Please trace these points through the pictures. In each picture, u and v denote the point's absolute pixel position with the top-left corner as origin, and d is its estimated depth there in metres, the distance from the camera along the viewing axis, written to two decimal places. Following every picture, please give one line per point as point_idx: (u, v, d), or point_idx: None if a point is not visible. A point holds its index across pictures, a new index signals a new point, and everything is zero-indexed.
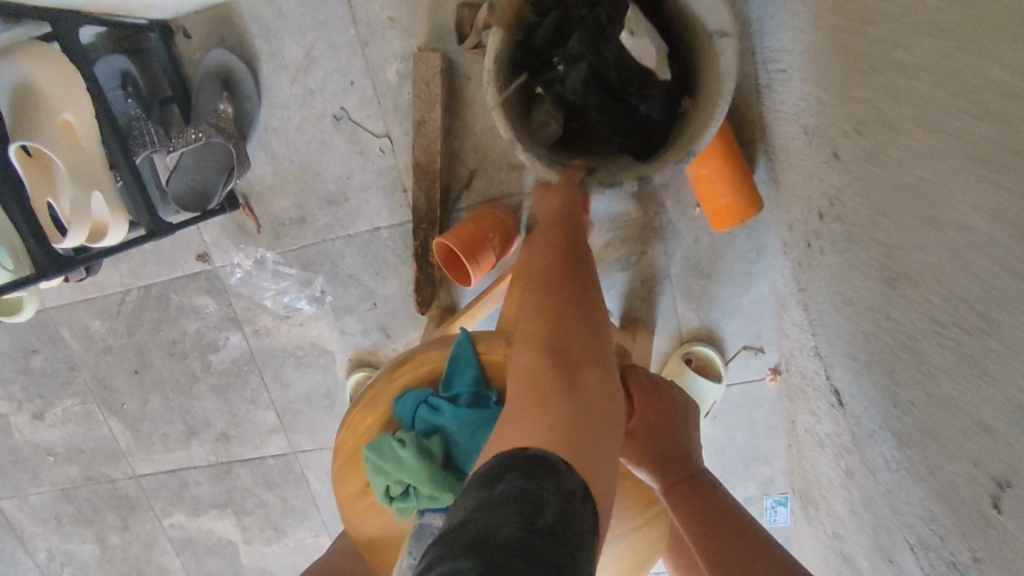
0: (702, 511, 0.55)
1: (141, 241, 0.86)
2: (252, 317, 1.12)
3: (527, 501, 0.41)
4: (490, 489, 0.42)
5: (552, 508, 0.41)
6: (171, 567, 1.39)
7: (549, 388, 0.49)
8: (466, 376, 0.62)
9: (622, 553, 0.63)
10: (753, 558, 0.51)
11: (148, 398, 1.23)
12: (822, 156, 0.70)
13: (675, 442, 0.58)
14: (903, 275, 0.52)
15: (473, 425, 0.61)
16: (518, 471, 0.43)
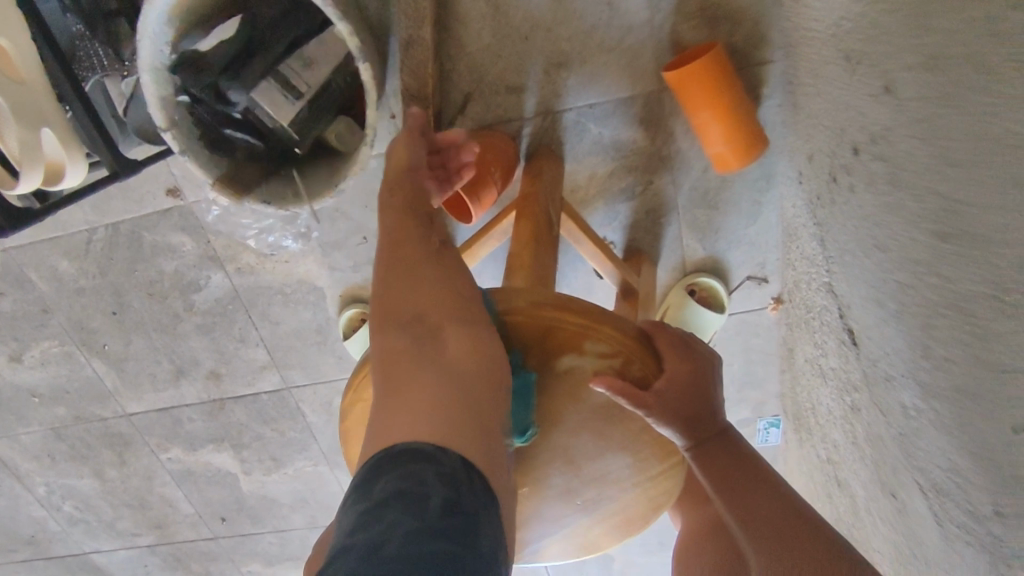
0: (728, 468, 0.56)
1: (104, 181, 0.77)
2: (233, 255, 1.05)
3: (407, 499, 0.40)
4: (369, 496, 0.41)
5: (434, 500, 0.40)
6: (173, 496, 1.41)
7: (416, 381, 0.48)
8: None
9: (637, 499, 0.63)
10: (791, 522, 0.51)
11: (130, 339, 1.17)
12: (863, 86, 0.63)
13: (706, 407, 0.57)
14: (963, 232, 0.48)
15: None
16: (393, 470, 0.42)
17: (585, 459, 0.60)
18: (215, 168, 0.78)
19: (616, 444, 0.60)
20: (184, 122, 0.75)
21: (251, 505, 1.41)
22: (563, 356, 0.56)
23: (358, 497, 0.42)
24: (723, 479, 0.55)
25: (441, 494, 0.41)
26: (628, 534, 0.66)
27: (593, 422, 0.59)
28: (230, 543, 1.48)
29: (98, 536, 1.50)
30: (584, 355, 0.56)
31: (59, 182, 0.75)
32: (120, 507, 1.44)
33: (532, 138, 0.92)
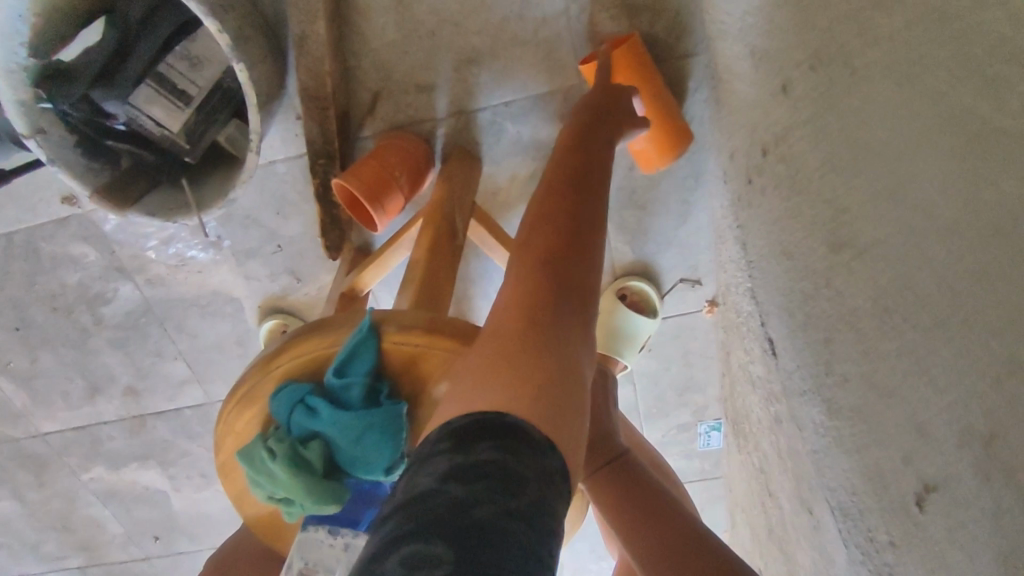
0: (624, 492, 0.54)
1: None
2: (140, 266, 0.99)
3: (506, 480, 0.35)
4: (465, 454, 0.36)
5: (529, 490, 0.35)
6: (99, 517, 1.34)
7: (517, 342, 0.42)
8: (366, 364, 0.48)
9: None
10: (678, 544, 0.49)
11: (37, 355, 1.10)
12: (766, 84, 0.61)
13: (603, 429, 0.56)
14: (850, 245, 0.45)
15: (360, 428, 0.48)
16: (496, 437, 0.36)
17: None
18: (97, 178, 0.72)
19: None
20: (54, 134, 0.69)
21: (184, 523, 1.35)
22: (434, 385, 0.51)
23: (455, 450, 0.36)
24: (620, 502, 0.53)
25: (538, 486, 0.36)
26: None
27: None
28: (165, 563, 1.42)
29: (24, 560, 1.43)
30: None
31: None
32: (44, 530, 1.37)
33: (447, 138, 0.89)
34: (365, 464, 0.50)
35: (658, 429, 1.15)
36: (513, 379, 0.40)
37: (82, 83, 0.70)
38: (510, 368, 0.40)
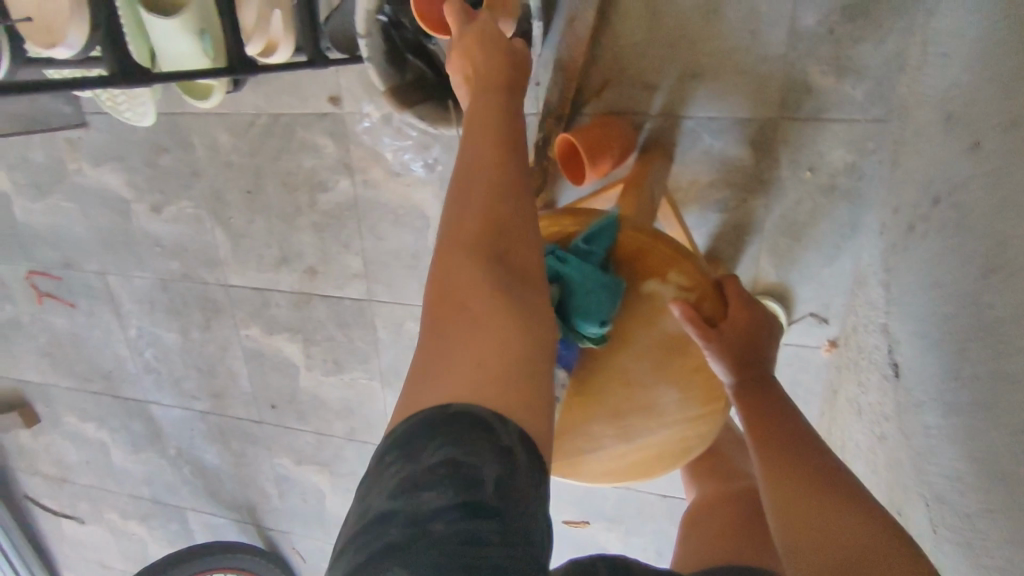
0: (757, 402, 0.62)
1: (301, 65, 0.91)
2: (364, 168, 1.21)
3: (461, 480, 0.43)
4: (414, 469, 0.43)
5: (488, 486, 0.43)
6: (238, 371, 1.57)
7: (461, 341, 0.49)
8: (602, 244, 0.67)
9: (679, 434, 0.72)
10: (803, 447, 0.58)
11: (254, 218, 1.35)
12: (957, 142, 0.72)
13: (755, 352, 0.64)
14: (1010, 261, 0.57)
15: (592, 286, 0.64)
16: (441, 436, 0.44)
17: (641, 383, 0.71)
18: (390, 80, 0.93)
19: (670, 374, 0.71)
20: (376, 38, 0.90)
21: (300, 400, 1.55)
22: (647, 280, 0.70)
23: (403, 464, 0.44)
24: (749, 409, 0.62)
25: (492, 459, 0.44)
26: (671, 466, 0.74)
27: (655, 354, 0.71)
28: (270, 431, 1.63)
29: (163, 389, 1.68)
30: (666, 284, 0.69)
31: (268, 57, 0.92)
32: (190, 368, 1.61)
33: (650, 132, 1.05)
34: (585, 312, 0.65)
35: None
36: (458, 377, 0.48)
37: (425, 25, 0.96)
38: (455, 372, 0.48)
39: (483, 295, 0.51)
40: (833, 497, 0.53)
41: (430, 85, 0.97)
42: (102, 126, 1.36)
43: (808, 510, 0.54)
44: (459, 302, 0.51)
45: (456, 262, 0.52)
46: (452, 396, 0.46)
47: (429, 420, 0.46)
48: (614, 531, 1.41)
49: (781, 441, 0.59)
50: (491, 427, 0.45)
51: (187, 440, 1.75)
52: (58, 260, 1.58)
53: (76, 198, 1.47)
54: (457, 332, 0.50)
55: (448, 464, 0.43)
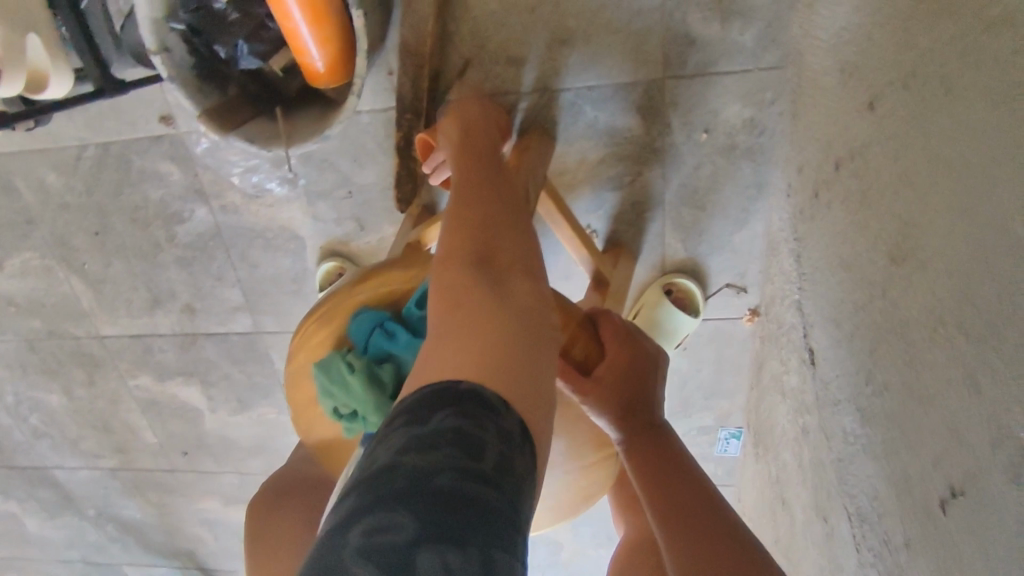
0: (652, 462, 0.55)
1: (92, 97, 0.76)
2: (218, 192, 1.05)
3: (462, 443, 0.39)
4: (420, 426, 0.40)
5: (489, 454, 0.39)
6: (138, 423, 1.42)
7: (466, 306, 0.49)
8: None
9: (569, 486, 0.63)
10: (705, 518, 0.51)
11: (110, 261, 1.18)
12: (851, 100, 0.63)
13: (638, 396, 0.57)
14: (917, 252, 0.48)
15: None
16: (452, 403, 0.41)
17: None
18: (205, 99, 0.77)
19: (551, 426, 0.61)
20: (176, 50, 0.73)
21: (212, 444, 1.42)
22: None
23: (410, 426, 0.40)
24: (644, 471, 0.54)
25: (493, 439, 0.40)
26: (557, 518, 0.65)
27: None
28: (189, 479, 1.50)
29: (62, 453, 1.52)
30: None
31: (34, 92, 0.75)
32: (86, 427, 1.46)
33: (527, 112, 0.92)
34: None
35: (680, 429, 1.17)
36: (460, 343, 0.46)
37: (239, 32, 0.80)
38: (457, 337, 0.47)
39: (479, 274, 0.51)
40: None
41: (257, 95, 0.83)
42: None
43: None
44: (467, 284, 0.51)
45: (454, 246, 0.55)
46: (451, 362, 0.44)
47: (435, 385, 0.43)
48: (563, 524, 1.36)
49: (683, 507, 0.51)
50: (493, 405, 0.42)
51: (102, 499, 1.61)
52: None
53: None
54: (460, 303, 0.50)
55: (454, 420, 0.40)
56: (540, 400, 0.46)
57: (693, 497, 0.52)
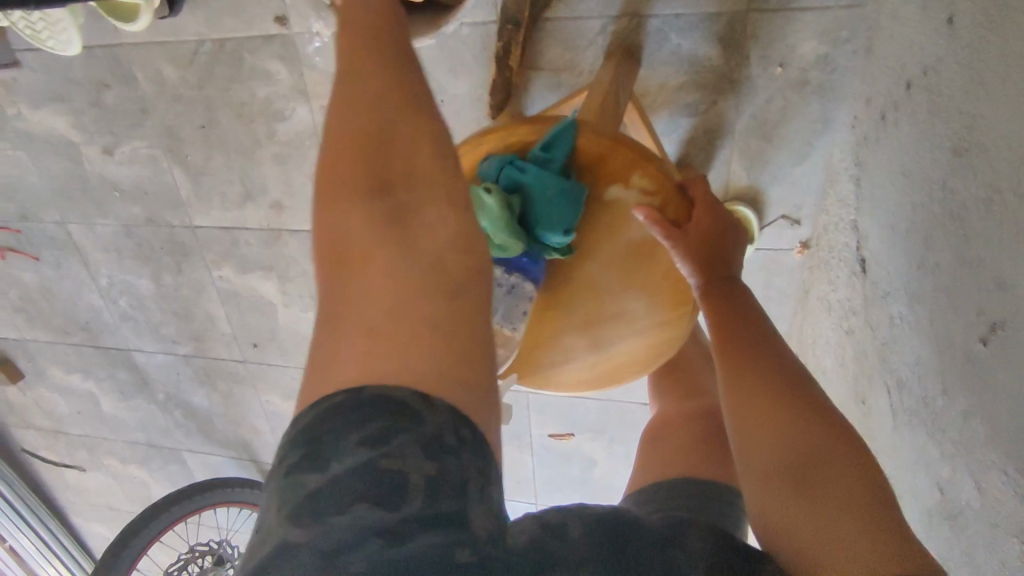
0: (721, 305, 0.64)
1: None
2: (321, 93, 1.15)
3: (370, 477, 0.37)
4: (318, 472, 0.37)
5: (411, 477, 0.38)
6: (216, 313, 1.55)
7: (361, 282, 0.44)
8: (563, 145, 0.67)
9: (644, 338, 0.76)
10: (762, 347, 0.60)
11: (211, 154, 1.29)
12: (926, 24, 0.70)
13: (717, 248, 0.67)
14: (978, 144, 0.55)
15: (554, 191, 0.66)
16: (354, 430, 0.38)
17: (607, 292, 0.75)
18: None
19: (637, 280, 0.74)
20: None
21: (282, 338, 1.55)
22: (610, 186, 0.71)
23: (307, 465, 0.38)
24: (714, 310, 0.64)
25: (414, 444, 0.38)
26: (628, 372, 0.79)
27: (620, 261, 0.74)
28: (256, 370, 1.64)
29: (143, 336, 1.67)
30: (629, 188, 0.71)
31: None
32: (168, 313, 1.60)
33: (614, 34, 0.99)
34: (548, 220, 0.67)
35: None
36: (356, 333, 0.42)
37: None
38: (352, 341, 0.42)
39: (390, 247, 0.45)
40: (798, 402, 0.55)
41: None
42: (35, 64, 1.27)
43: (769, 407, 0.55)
44: (358, 263, 0.45)
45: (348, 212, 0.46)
46: (354, 370, 0.40)
47: (331, 403, 0.39)
48: (598, 440, 1.47)
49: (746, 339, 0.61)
50: (411, 407, 0.39)
51: (174, 384, 1.76)
52: (13, 212, 1.52)
53: (21, 144, 1.39)
54: (356, 284, 0.44)
55: (361, 440, 0.38)
56: (472, 363, 0.43)
57: (756, 333, 0.61)
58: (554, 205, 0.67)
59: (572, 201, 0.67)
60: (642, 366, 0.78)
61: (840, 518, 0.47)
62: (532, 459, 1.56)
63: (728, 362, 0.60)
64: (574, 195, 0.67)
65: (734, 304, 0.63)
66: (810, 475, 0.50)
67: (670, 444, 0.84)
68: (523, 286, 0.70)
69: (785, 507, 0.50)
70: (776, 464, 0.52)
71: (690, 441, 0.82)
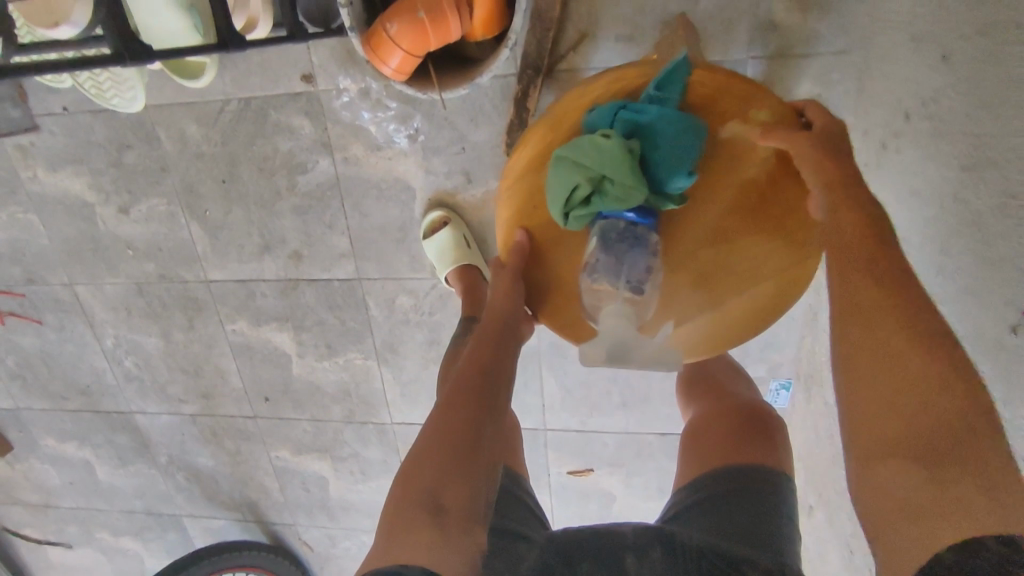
0: (844, 242, 0.59)
1: (104, 61, 0.74)
2: (343, 145, 1.20)
3: None
4: None
5: None
6: (227, 368, 1.54)
7: (414, 528, 0.62)
8: (675, 88, 0.74)
9: (775, 279, 0.78)
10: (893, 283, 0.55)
11: (230, 208, 1.32)
12: (920, 58, 0.78)
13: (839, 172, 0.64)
14: (990, 161, 0.63)
15: (672, 126, 0.71)
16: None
17: (736, 232, 0.77)
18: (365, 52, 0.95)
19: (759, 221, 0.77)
20: (357, 6, 0.92)
21: (295, 389, 1.54)
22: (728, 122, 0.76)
23: None
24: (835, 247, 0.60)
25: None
26: (755, 321, 0.80)
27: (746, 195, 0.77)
28: (266, 425, 1.61)
29: (147, 397, 1.63)
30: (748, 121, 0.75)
31: (54, 30, 0.77)
32: (176, 371, 1.57)
33: None
34: (670, 160, 0.71)
35: None
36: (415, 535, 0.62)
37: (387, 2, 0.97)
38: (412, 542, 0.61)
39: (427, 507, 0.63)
40: (931, 362, 0.51)
41: None
42: (56, 128, 1.30)
43: (901, 366, 0.52)
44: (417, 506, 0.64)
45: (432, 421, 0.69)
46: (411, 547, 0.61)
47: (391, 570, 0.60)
48: (617, 475, 1.48)
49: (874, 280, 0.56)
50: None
51: (177, 445, 1.71)
52: (19, 276, 1.50)
53: (33, 207, 1.40)
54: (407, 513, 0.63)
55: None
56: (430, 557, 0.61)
57: (887, 274, 0.56)
58: (670, 147, 0.71)
59: (689, 143, 0.71)
60: (776, 312, 0.79)
61: (960, 495, 0.48)
62: (550, 499, 1.55)
63: (856, 308, 0.56)
64: (692, 130, 0.72)
65: (861, 234, 0.59)
66: (935, 449, 0.49)
67: (701, 448, 0.89)
68: (643, 236, 0.73)
69: (893, 473, 0.51)
70: (903, 429, 0.51)
71: (721, 440, 0.86)
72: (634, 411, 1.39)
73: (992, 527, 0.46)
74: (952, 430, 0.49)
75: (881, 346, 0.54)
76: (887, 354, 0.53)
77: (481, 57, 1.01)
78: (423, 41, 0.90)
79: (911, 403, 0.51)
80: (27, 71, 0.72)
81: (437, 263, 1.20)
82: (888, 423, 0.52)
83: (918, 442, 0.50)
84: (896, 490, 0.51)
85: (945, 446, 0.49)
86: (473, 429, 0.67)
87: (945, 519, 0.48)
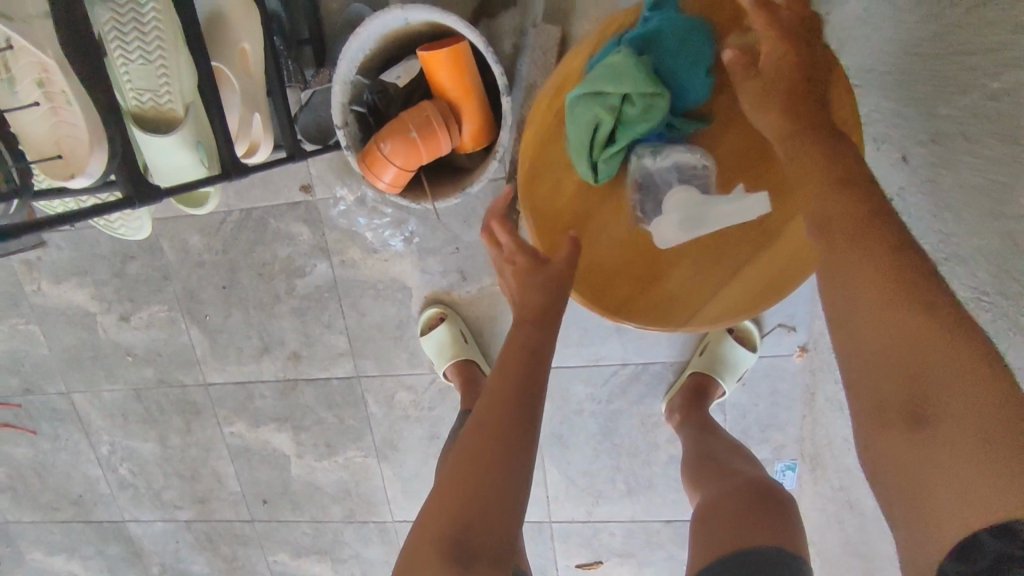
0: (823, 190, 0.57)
1: (115, 205, 0.75)
2: (341, 249, 1.25)
3: None
4: None
5: None
6: (224, 472, 1.52)
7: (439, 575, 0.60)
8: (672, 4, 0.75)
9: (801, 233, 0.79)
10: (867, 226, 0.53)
11: (230, 312, 1.34)
12: (886, 159, 0.86)
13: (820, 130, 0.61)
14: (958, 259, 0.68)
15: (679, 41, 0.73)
16: None
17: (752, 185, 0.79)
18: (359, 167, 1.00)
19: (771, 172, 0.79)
20: (352, 126, 0.99)
21: (294, 491, 1.50)
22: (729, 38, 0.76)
23: None
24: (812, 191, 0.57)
25: None
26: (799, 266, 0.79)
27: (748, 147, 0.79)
28: (264, 529, 1.56)
29: (141, 505, 1.59)
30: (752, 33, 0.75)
31: (71, 181, 0.78)
32: (171, 476, 1.54)
33: None
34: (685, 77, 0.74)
35: None
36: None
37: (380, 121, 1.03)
38: None
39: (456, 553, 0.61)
40: (904, 308, 0.49)
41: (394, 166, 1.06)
42: (62, 242, 1.34)
43: (876, 317, 0.50)
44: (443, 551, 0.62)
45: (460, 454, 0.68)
46: None
47: None
48: (626, 567, 1.43)
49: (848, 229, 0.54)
50: None
51: (171, 554, 1.65)
52: (16, 386, 1.50)
53: (35, 317, 1.42)
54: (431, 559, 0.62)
55: None
56: None
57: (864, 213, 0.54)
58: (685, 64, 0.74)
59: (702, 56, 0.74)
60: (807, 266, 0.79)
61: (935, 452, 0.46)
62: None
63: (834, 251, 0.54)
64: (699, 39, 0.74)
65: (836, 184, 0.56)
66: (918, 405, 0.47)
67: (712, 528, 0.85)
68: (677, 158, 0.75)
69: (881, 433, 0.49)
70: (885, 372, 0.49)
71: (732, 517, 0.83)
72: (641, 497, 1.36)
73: (982, 500, 0.43)
74: (928, 389, 0.47)
75: (861, 291, 0.52)
76: (868, 291, 0.51)
77: (471, 166, 1.07)
78: (416, 156, 0.95)
79: (889, 349, 0.49)
80: (46, 225, 0.70)
81: (436, 360, 1.22)
82: (870, 376, 0.51)
83: (892, 397, 0.49)
84: (882, 443, 0.50)
85: (924, 405, 0.47)
86: (502, 464, 0.65)
87: (932, 481, 0.46)
